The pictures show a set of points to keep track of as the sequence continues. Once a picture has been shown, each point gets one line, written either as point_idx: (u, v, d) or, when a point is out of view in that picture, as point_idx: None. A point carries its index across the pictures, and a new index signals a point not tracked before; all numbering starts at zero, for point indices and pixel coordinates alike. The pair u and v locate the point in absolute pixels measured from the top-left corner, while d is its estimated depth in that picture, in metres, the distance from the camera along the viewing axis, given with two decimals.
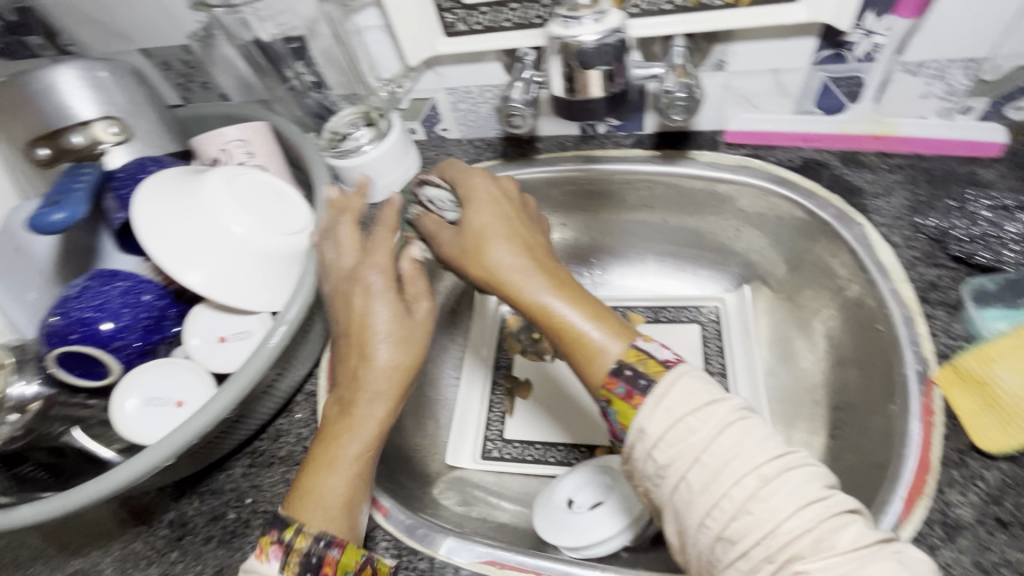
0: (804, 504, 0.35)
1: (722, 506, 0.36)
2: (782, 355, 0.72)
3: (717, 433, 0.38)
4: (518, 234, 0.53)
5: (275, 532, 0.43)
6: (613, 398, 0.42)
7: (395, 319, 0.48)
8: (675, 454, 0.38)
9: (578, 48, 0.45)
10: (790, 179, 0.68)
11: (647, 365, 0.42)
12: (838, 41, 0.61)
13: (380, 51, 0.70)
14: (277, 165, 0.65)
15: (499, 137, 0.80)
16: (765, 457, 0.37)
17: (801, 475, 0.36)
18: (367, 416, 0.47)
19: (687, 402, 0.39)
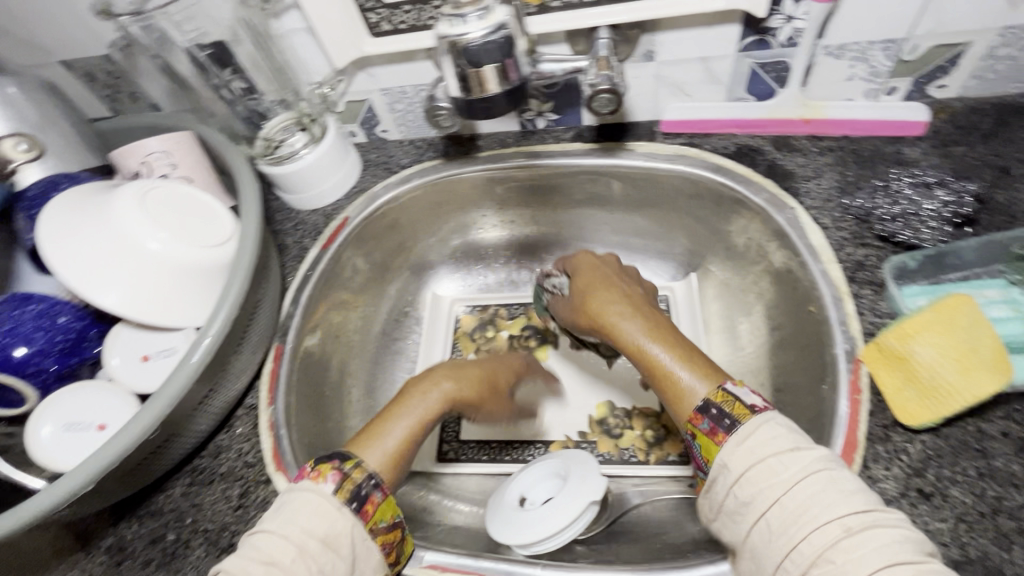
0: (892, 564, 0.34)
1: (801, 550, 0.37)
2: (730, 341, 0.73)
3: (801, 480, 0.39)
4: (621, 291, 0.59)
5: (337, 459, 0.49)
6: (697, 432, 0.45)
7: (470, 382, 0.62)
8: (756, 495, 0.40)
9: (464, 45, 0.46)
10: (725, 166, 0.69)
11: (733, 406, 0.45)
12: (760, 27, 0.61)
13: (308, 54, 0.69)
14: (204, 175, 0.63)
15: (440, 136, 0.79)
16: (850, 509, 0.37)
17: (888, 534, 0.36)
18: (423, 400, 0.58)
19: (773, 446, 0.41)
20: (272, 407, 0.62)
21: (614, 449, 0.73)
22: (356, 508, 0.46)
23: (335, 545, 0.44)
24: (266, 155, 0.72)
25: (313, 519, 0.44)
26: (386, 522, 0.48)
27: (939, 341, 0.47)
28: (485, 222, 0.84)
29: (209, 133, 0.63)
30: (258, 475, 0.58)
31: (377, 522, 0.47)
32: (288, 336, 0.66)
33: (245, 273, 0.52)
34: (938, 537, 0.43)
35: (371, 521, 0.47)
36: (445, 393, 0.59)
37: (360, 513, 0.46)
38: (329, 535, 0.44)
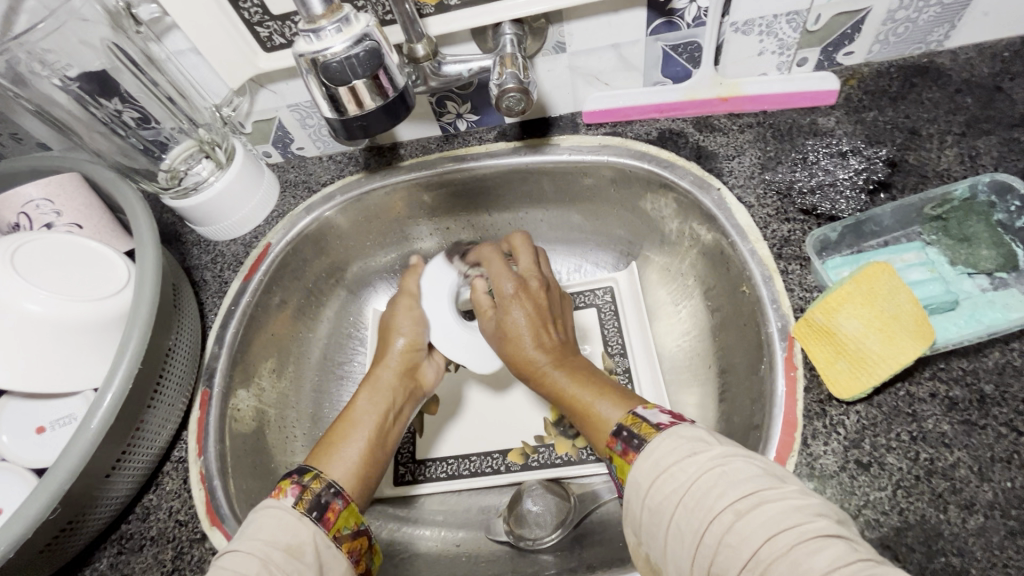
0: (781, 532, 0.34)
1: (705, 541, 0.36)
2: (675, 326, 0.73)
3: (697, 479, 0.38)
4: (549, 332, 0.57)
5: (296, 474, 0.49)
6: (614, 455, 0.45)
7: (409, 326, 0.64)
8: (663, 503, 0.39)
9: (325, 62, 0.42)
10: (649, 152, 0.68)
11: (642, 427, 0.44)
12: (667, 9, 0.60)
13: (201, 76, 0.64)
14: (95, 218, 0.59)
15: (360, 148, 0.75)
16: (740, 491, 0.36)
17: (779, 507, 0.35)
18: (363, 410, 0.58)
19: (673, 454, 0.41)
20: (202, 457, 0.58)
21: (573, 449, 0.71)
22: (318, 517, 0.46)
23: (299, 553, 0.43)
24: (170, 189, 0.67)
25: (277, 531, 0.44)
26: (351, 529, 0.48)
27: (861, 311, 0.47)
28: (420, 232, 0.81)
29: (96, 173, 0.58)
30: (192, 533, 0.54)
31: (340, 529, 0.47)
32: (215, 379, 0.62)
33: (141, 324, 0.49)
34: (878, 506, 0.44)
35: (334, 528, 0.47)
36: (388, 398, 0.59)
37: (321, 521, 0.46)
38: (292, 544, 0.43)
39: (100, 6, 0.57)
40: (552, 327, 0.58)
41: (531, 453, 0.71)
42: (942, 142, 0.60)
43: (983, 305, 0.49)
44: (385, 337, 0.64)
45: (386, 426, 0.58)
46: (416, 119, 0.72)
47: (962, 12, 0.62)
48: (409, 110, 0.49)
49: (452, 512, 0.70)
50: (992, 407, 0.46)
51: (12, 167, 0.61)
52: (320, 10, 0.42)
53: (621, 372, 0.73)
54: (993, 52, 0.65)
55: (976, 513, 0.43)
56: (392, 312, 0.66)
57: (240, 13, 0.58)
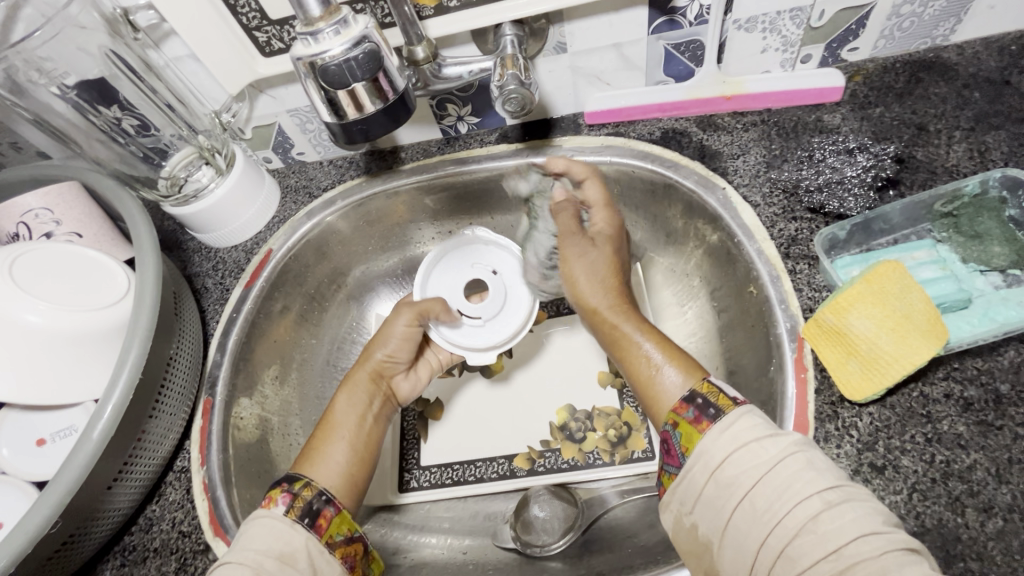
0: (867, 534, 0.34)
1: (783, 525, 0.35)
2: (682, 327, 0.72)
3: (780, 460, 0.38)
4: (612, 281, 0.58)
5: (284, 483, 0.48)
6: (681, 421, 0.44)
7: (399, 342, 0.63)
8: (738, 476, 0.38)
9: (323, 65, 0.41)
10: (652, 152, 0.67)
11: (718, 398, 0.44)
12: (668, 7, 0.59)
13: (201, 82, 0.64)
14: (96, 226, 0.58)
15: (361, 153, 0.75)
16: (828, 484, 0.36)
17: (861, 507, 0.35)
18: (344, 415, 0.57)
19: (753, 432, 0.40)
20: (205, 467, 0.58)
21: (579, 454, 0.70)
22: (310, 523, 0.46)
23: (292, 561, 0.43)
24: (170, 197, 0.67)
25: (269, 540, 0.44)
26: (344, 535, 0.47)
27: (873, 311, 0.46)
28: (422, 236, 0.80)
29: (96, 182, 0.58)
30: (195, 544, 0.54)
31: (333, 536, 0.47)
32: (217, 386, 0.62)
33: (141, 334, 0.49)
34: (893, 510, 0.43)
35: (327, 534, 0.46)
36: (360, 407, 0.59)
37: (313, 527, 0.46)
38: (286, 552, 0.43)
39: (99, 13, 0.56)
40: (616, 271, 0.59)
41: (538, 458, 0.70)
42: (951, 137, 0.59)
43: (996, 303, 0.48)
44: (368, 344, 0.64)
45: (363, 431, 0.57)
46: (417, 123, 0.72)
47: (968, 6, 0.61)
48: (410, 114, 0.48)
49: (459, 520, 0.69)
50: (1009, 407, 0.45)
51: (9, 177, 0.60)
52: (318, 12, 0.41)
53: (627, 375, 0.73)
54: (1000, 46, 0.64)
55: (995, 517, 0.42)
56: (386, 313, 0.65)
57: (238, 18, 0.57)
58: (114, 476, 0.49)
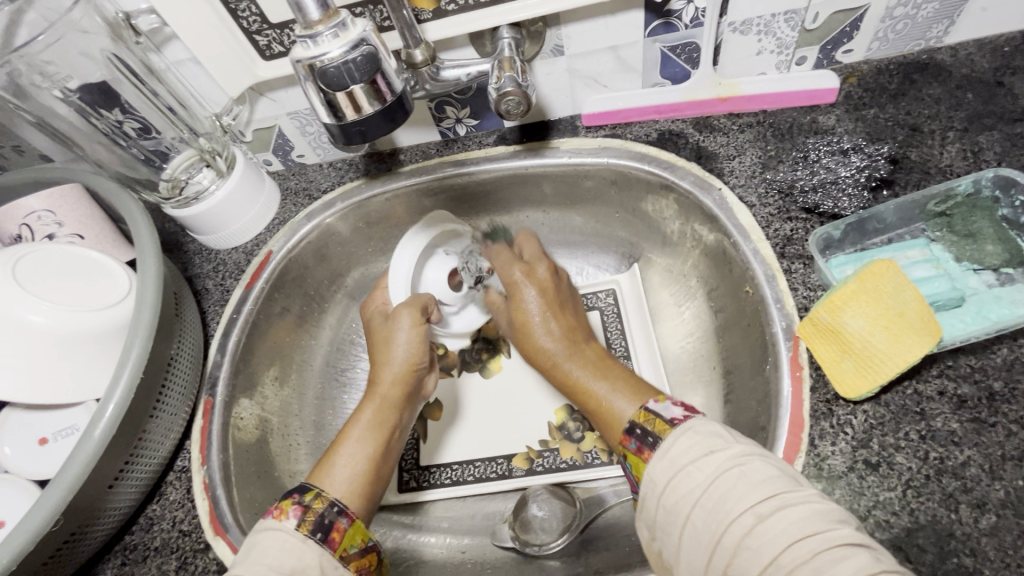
0: (806, 538, 0.34)
1: (724, 544, 0.36)
2: (680, 327, 0.72)
3: (715, 478, 0.38)
4: (558, 320, 0.57)
5: (297, 494, 0.48)
6: (628, 453, 0.45)
7: (411, 343, 0.61)
8: (677, 501, 0.39)
9: (322, 67, 0.42)
10: (649, 154, 0.68)
11: (656, 423, 0.44)
12: (664, 10, 0.60)
13: (202, 86, 0.65)
14: (97, 228, 0.59)
15: (360, 155, 0.76)
16: (763, 495, 0.36)
17: (799, 510, 0.35)
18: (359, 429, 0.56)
19: (689, 454, 0.40)
20: (206, 467, 0.58)
21: (577, 453, 0.70)
22: (323, 537, 0.46)
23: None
24: (172, 199, 0.67)
25: (280, 555, 0.44)
26: (358, 547, 0.48)
27: (867, 310, 0.47)
28: None
29: (97, 184, 0.58)
30: (196, 543, 0.54)
31: (347, 548, 0.47)
32: (217, 387, 0.62)
33: (142, 334, 0.49)
34: (888, 507, 0.44)
35: (340, 547, 0.46)
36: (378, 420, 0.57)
37: (327, 542, 0.46)
38: (297, 567, 0.43)
39: (101, 18, 0.57)
40: (567, 313, 0.58)
41: (536, 458, 0.71)
42: (944, 138, 0.59)
43: (989, 301, 0.48)
44: (381, 354, 0.61)
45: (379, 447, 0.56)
46: (415, 125, 0.72)
47: (961, 8, 0.61)
48: (407, 115, 0.48)
49: (458, 520, 0.69)
50: (1002, 404, 0.45)
51: (12, 180, 0.61)
52: (317, 16, 0.42)
53: None
54: (993, 47, 0.64)
55: (989, 513, 0.42)
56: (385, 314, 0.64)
57: (238, 21, 0.58)
58: (114, 477, 0.49)
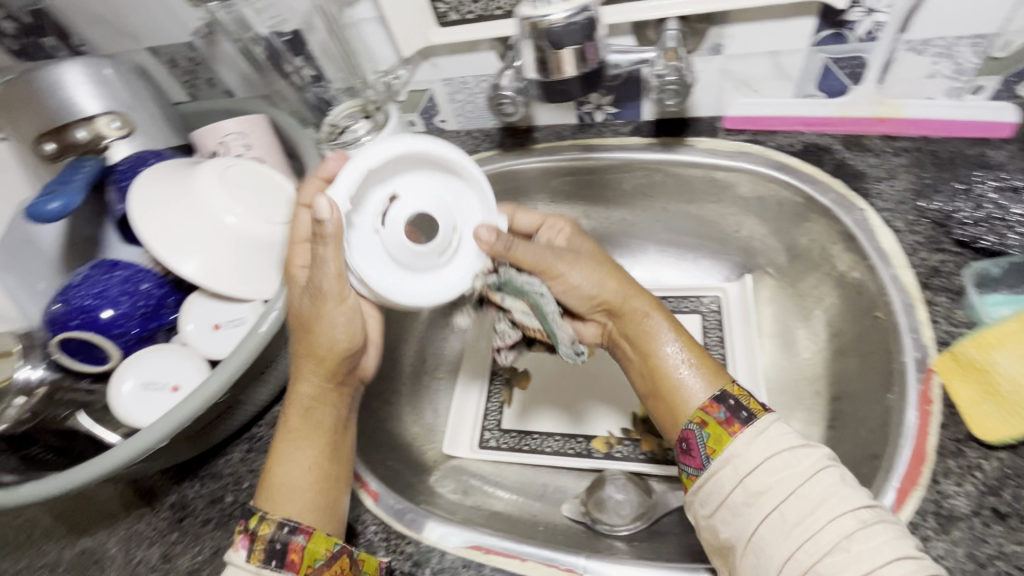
0: (903, 555, 0.36)
1: (815, 541, 0.37)
2: (786, 344, 0.71)
3: (814, 473, 0.40)
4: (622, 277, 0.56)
5: (242, 521, 0.47)
6: (710, 420, 0.45)
7: (345, 324, 0.51)
8: (767, 488, 0.40)
9: (548, 26, 0.46)
10: (790, 164, 0.67)
11: (749, 402, 0.45)
12: (838, 20, 0.59)
13: (376, 44, 0.71)
14: (275, 157, 0.67)
15: (498, 128, 0.80)
16: (863, 503, 0.38)
17: (895, 528, 0.38)
18: (290, 451, 0.51)
19: (786, 439, 0.42)
20: None
21: (658, 447, 0.71)
22: (278, 563, 0.44)
23: None
24: (330, 141, 0.74)
25: None
26: (325, 558, 0.45)
27: (1022, 351, 0.46)
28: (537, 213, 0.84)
29: (283, 119, 0.67)
30: None
31: (310, 565, 0.45)
32: None
33: None
34: (1014, 560, 0.41)
35: (303, 567, 0.44)
36: (317, 424, 0.52)
37: (283, 566, 0.44)
38: None
39: None
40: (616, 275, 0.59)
41: (615, 444, 0.72)
42: None
43: None
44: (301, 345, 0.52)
45: (324, 452, 0.51)
46: (557, 106, 0.76)
47: None
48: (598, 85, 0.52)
49: (532, 484, 0.72)
50: None
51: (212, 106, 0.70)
52: None
53: None
54: None
55: None
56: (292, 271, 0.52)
57: None
58: (263, 372, 0.56)
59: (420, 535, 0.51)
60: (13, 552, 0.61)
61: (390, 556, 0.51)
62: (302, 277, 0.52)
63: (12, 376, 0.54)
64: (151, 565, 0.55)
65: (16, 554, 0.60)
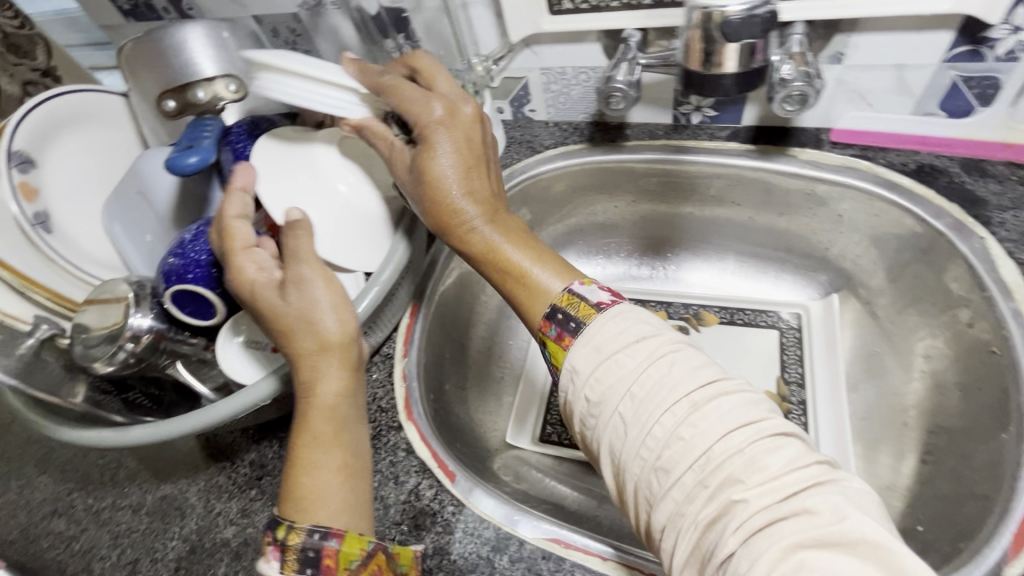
0: (739, 424, 0.36)
1: (654, 434, 0.37)
2: (873, 370, 0.68)
3: (646, 367, 0.39)
4: (475, 176, 0.52)
5: (270, 532, 0.43)
6: (548, 340, 0.45)
7: (337, 309, 0.48)
8: (606, 391, 0.40)
9: (724, 18, 0.47)
10: (902, 184, 0.64)
11: (580, 309, 0.44)
12: (978, 36, 0.56)
13: (481, 27, 0.71)
14: None
15: (588, 121, 0.79)
16: (699, 384, 0.38)
17: (740, 398, 0.37)
18: (320, 453, 0.46)
19: (618, 341, 0.41)
20: (406, 359, 0.65)
21: None
22: (314, 572, 0.42)
23: None
24: None
25: None
26: (360, 557, 0.43)
27: None
28: (614, 211, 0.82)
29: None
30: (391, 420, 0.60)
31: (346, 567, 0.42)
32: (424, 294, 0.69)
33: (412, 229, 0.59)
34: None
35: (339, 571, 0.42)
36: (340, 420, 0.47)
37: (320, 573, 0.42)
38: None
39: None
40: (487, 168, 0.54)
41: None
42: None
43: None
44: (303, 334, 0.47)
45: (348, 448, 0.47)
46: (653, 104, 0.74)
47: None
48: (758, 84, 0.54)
49: (595, 482, 0.70)
50: None
51: None
52: None
53: (796, 403, 0.70)
54: None
55: None
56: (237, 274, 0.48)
57: None
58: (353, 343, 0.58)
59: (488, 514, 0.52)
60: (98, 489, 0.63)
61: (470, 538, 0.51)
62: (259, 276, 0.48)
63: (124, 322, 0.53)
64: (230, 518, 0.57)
65: (101, 491, 0.63)
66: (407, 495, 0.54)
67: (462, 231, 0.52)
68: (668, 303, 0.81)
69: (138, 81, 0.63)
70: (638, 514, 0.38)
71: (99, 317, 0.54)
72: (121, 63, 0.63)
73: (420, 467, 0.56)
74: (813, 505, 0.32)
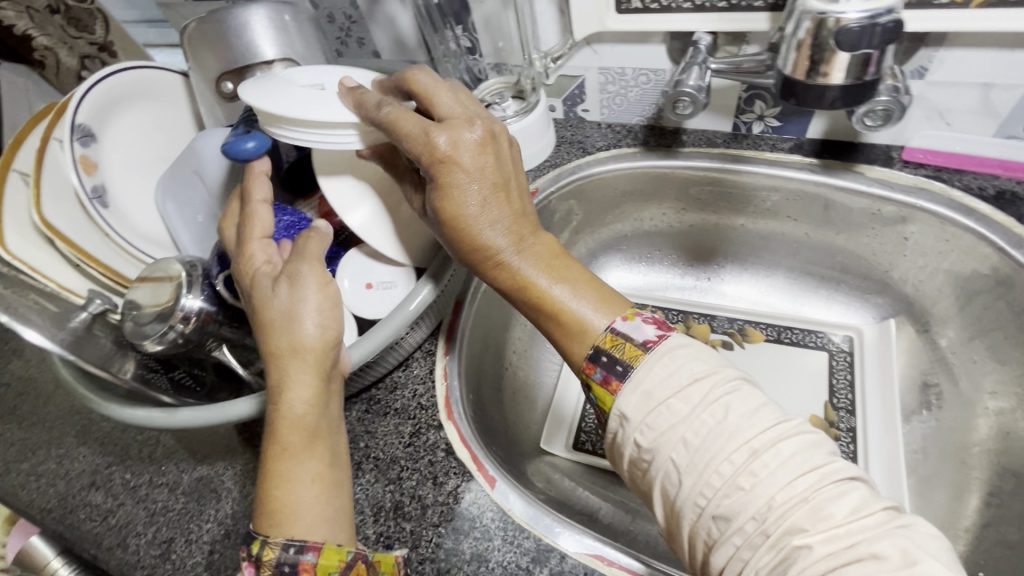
0: (806, 470, 0.33)
1: (710, 482, 0.34)
2: (932, 402, 0.65)
3: (699, 410, 0.36)
4: (500, 203, 0.46)
5: (246, 548, 0.42)
6: (592, 383, 0.41)
7: (320, 313, 0.47)
8: (658, 438, 0.37)
9: (842, 25, 0.45)
10: (979, 210, 0.61)
11: (625, 349, 0.40)
12: None
13: (543, 22, 0.69)
14: None
15: (643, 125, 0.77)
16: (758, 431, 0.34)
17: (802, 442, 0.34)
18: (296, 466, 0.45)
19: (668, 385, 0.38)
20: (448, 357, 0.64)
21: None
22: None
23: None
24: None
25: None
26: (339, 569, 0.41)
27: None
28: (662, 219, 0.80)
29: None
30: (431, 419, 0.59)
31: None
32: (468, 291, 0.68)
33: None
34: None
35: None
36: (318, 430, 0.46)
37: None
38: None
39: None
40: (516, 190, 0.48)
41: None
42: None
43: None
44: (286, 338, 0.47)
45: (325, 458, 0.46)
46: (713, 110, 0.71)
47: None
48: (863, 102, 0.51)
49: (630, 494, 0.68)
50: None
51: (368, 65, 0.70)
52: None
53: (844, 429, 0.67)
54: None
55: None
56: (248, 260, 0.51)
57: None
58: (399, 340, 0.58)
59: (532, 526, 0.51)
60: (135, 465, 0.64)
61: (510, 547, 0.50)
62: (265, 266, 0.50)
63: (176, 301, 0.53)
64: None
65: (138, 467, 0.64)
66: (446, 498, 0.53)
67: (493, 265, 0.47)
68: (711, 317, 0.79)
69: (197, 59, 0.63)
70: (693, 552, 0.36)
71: (151, 295, 0.54)
72: (182, 42, 0.63)
73: (459, 470, 0.55)
74: (880, 550, 0.30)
